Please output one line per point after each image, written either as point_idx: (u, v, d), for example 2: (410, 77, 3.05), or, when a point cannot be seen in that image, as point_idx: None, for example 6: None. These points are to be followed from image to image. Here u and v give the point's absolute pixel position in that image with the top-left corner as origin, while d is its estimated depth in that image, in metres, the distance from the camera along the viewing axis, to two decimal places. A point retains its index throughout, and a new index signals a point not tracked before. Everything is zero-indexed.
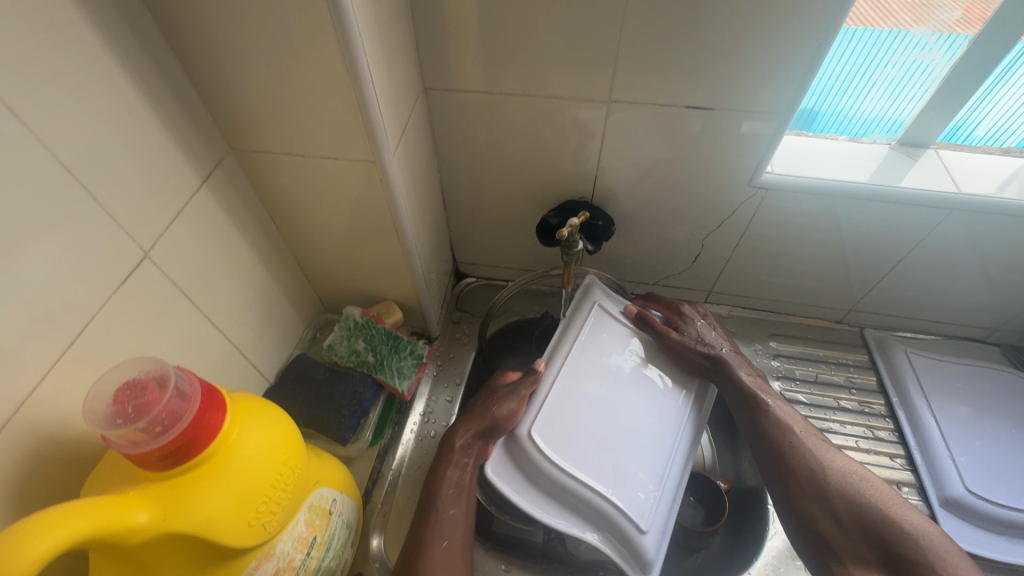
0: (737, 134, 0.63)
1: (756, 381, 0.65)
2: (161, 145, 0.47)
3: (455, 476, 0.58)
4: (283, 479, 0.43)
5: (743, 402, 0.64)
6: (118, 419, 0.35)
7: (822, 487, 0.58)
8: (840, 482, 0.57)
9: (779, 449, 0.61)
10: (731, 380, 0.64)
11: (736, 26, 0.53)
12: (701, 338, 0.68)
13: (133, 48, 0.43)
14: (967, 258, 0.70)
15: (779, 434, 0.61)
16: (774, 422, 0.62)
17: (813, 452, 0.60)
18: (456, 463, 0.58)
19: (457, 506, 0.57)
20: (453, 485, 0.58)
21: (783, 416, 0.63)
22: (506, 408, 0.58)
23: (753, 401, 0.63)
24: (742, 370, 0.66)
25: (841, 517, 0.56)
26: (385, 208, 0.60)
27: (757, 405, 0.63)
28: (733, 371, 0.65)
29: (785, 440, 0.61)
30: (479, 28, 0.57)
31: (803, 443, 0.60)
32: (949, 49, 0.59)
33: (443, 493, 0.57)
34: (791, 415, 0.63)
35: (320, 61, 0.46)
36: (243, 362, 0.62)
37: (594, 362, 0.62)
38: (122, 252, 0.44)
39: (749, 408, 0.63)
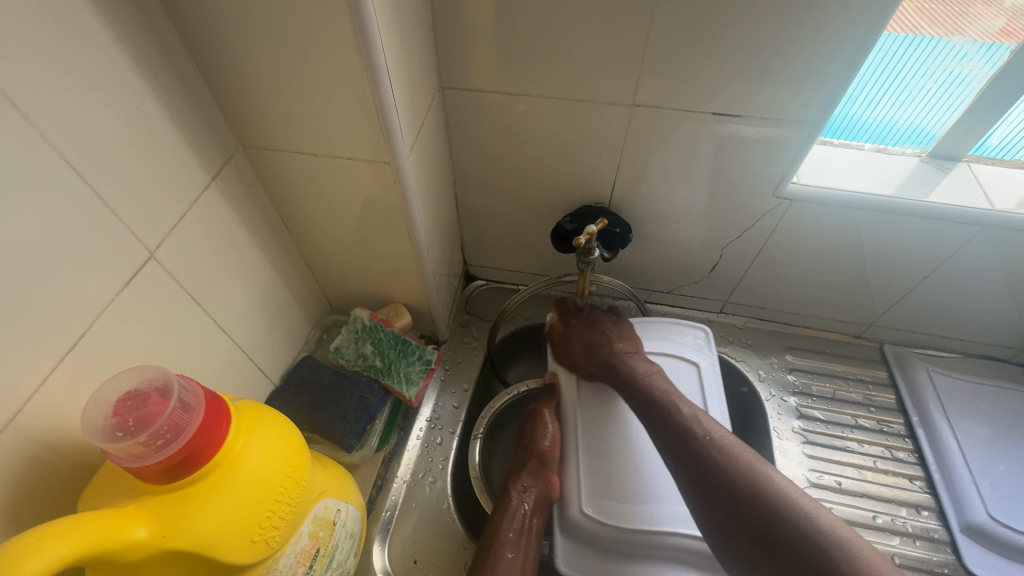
0: (763, 142, 0.60)
1: (657, 382, 0.61)
2: (170, 143, 0.45)
3: (516, 520, 0.58)
4: (287, 493, 0.42)
5: (637, 400, 0.61)
6: (118, 432, 0.34)
7: (727, 491, 0.51)
8: (749, 488, 0.51)
9: (682, 454, 0.55)
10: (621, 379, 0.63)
11: (768, 31, 0.51)
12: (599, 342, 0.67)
13: (143, 40, 0.41)
14: (996, 276, 0.68)
15: (679, 430, 0.56)
16: (677, 424, 0.57)
17: (718, 455, 0.53)
18: (515, 505, 0.59)
19: (516, 550, 0.56)
20: (514, 529, 0.57)
21: (685, 417, 0.57)
22: (544, 443, 0.64)
23: (648, 397, 0.60)
24: (633, 364, 0.64)
25: (751, 526, 0.49)
26: (398, 210, 0.58)
27: (655, 396, 0.60)
28: (630, 375, 0.63)
29: (688, 445, 0.55)
30: (499, 26, 0.55)
31: (709, 445, 0.54)
32: (988, 60, 0.57)
33: (504, 536, 0.57)
34: (698, 416, 0.57)
35: (335, 58, 0.44)
36: (249, 365, 0.61)
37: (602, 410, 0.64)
38: (126, 251, 0.43)
39: (643, 401, 0.60)
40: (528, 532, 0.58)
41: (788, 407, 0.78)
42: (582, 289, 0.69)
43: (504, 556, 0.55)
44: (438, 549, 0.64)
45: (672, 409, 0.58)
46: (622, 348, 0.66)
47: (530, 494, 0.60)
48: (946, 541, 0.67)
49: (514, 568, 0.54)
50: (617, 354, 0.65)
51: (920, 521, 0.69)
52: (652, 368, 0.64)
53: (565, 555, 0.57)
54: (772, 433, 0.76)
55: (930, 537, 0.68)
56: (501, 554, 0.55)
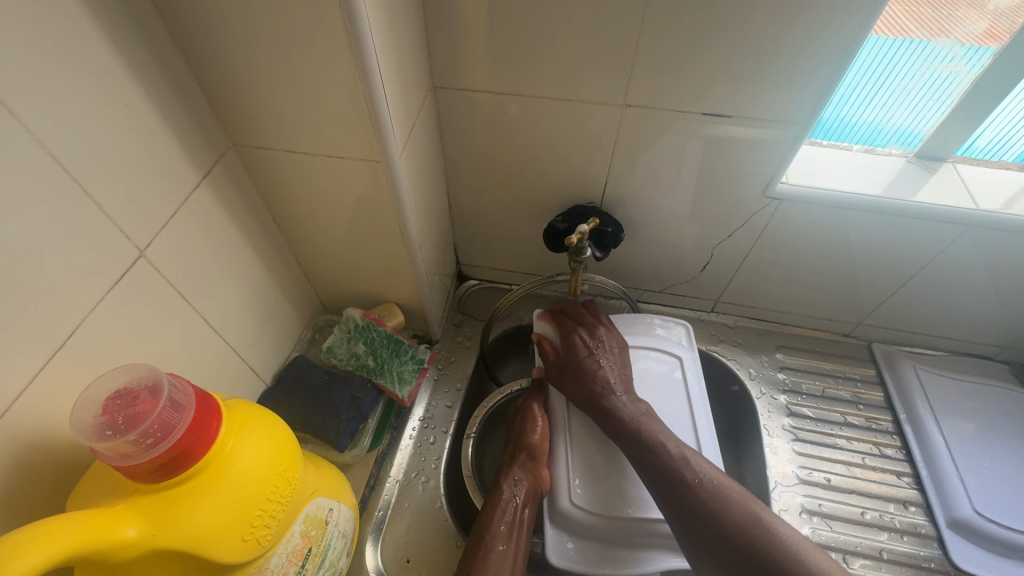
0: (753, 143, 0.61)
1: (646, 424, 0.58)
2: (161, 141, 0.45)
3: (507, 513, 0.58)
4: (278, 492, 0.42)
5: (625, 446, 0.58)
6: (107, 431, 0.34)
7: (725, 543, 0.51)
8: (744, 539, 0.50)
9: (675, 504, 0.54)
10: (609, 422, 0.60)
11: (757, 32, 0.52)
12: (587, 376, 0.63)
13: (134, 39, 0.41)
14: (980, 275, 0.69)
15: (671, 475, 0.55)
16: (665, 459, 0.56)
17: (711, 504, 0.53)
18: (506, 500, 0.59)
19: (507, 543, 0.56)
20: (506, 522, 0.58)
21: (676, 458, 0.56)
22: (535, 438, 0.64)
23: (637, 443, 0.58)
24: (622, 405, 0.60)
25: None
26: (390, 209, 0.58)
27: (642, 445, 0.57)
28: (618, 416, 0.60)
29: (683, 494, 0.54)
30: (491, 26, 0.55)
31: (700, 491, 0.53)
32: (973, 61, 0.58)
33: (495, 529, 0.57)
34: (688, 460, 0.56)
35: (327, 58, 0.44)
36: (240, 365, 0.60)
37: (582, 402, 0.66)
38: (117, 250, 0.42)
39: (632, 447, 0.58)
40: (518, 523, 0.58)
41: (778, 405, 0.79)
42: (575, 288, 0.70)
43: (495, 551, 0.55)
44: (431, 549, 0.64)
45: (662, 454, 0.56)
46: (612, 382, 0.62)
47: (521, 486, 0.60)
48: (933, 536, 0.68)
49: (504, 562, 0.55)
50: (607, 394, 0.61)
51: (908, 516, 0.70)
52: (641, 409, 0.60)
53: (558, 547, 0.58)
54: (763, 431, 0.77)
55: (917, 532, 0.69)
56: (493, 547, 0.55)
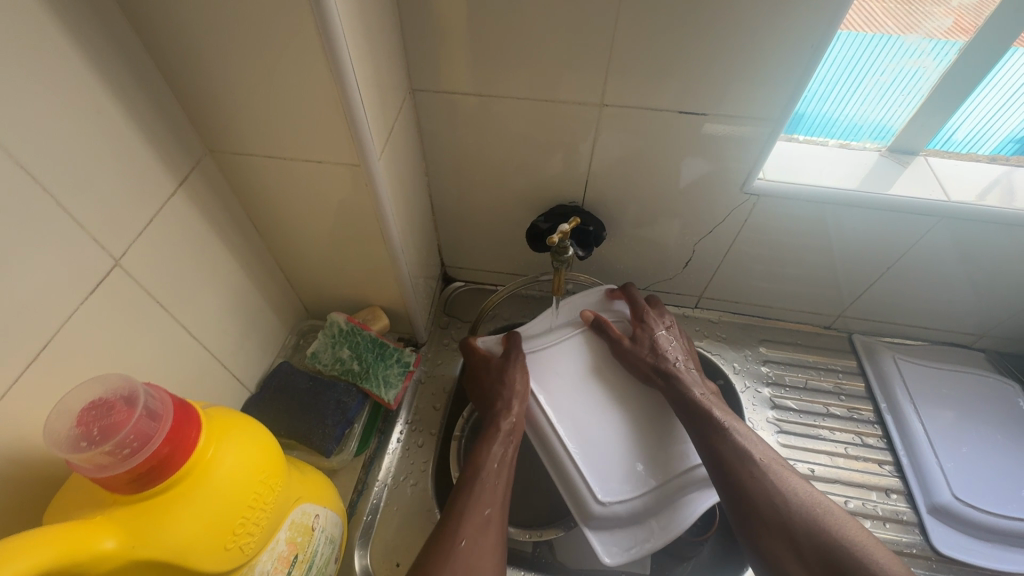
0: (730, 140, 0.62)
1: (713, 407, 0.63)
2: (133, 148, 0.44)
3: (497, 454, 0.61)
4: (261, 499, 0.41)
5: (691, 417, 0.63)
6: (82, 442, 0.33)
7: (782, 516, 0.55)
8: (805, 514, 0.54)
9: (735, 480, 0.58)
10: (676, 395, 0.64)
11: (729, 30, 0.52)
12: (657, 349, 0.68)
13: (104, 47, 0.41)
14: (954, 265, 0.70)
15: (733, 450, 0.59)
16: (733, 449, 0.59)
17: (775, 484, 0.57)
18: (500, 439, 0.62)
19: (498, 477, 0.59)
20: (495, 460, 0.60)
21: (747, 441, 0.60)
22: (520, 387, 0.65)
23: (703, 419, 0.62)
24: (691, 382, 0.65)
25: (805, 554, 0.53)
26: (371, 213, 0.58)
27: (715, 435, 0.60)
28: (682, 387, 0.65)
29: (746, 470, 0.58)
30: (468, 28, 0.56)
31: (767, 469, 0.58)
32: (939, 57, 0.59)
33: (488, 466, 0.60)
34: (751, 439, 0.61)
35: (302, 62, 0.44)
36: (222, 372, 0.60)
37: (565, 394, 0.67)
38: (91, 260, 0.42)
39: (700, 425, 0.62)
40: (495, 487, 0.58)
41: (762, 398, 0.80)
42: (558, 287, 0.70)
43: (475, 509, 0.55)
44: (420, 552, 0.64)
45: (731, 443, 0.60)
46: (679, 361, 0.68)
47: (502, 437, 0.62)
48: (914, 523, 0.70)
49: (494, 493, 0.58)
50: (677, 368, 0.66)
51: (889, 504, 0.71)
52: (707, 391, 0.65)
53: (604, 547, 0.61)
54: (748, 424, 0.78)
55: (899, 519, 0.70)
56: (479, 510, 0.55)
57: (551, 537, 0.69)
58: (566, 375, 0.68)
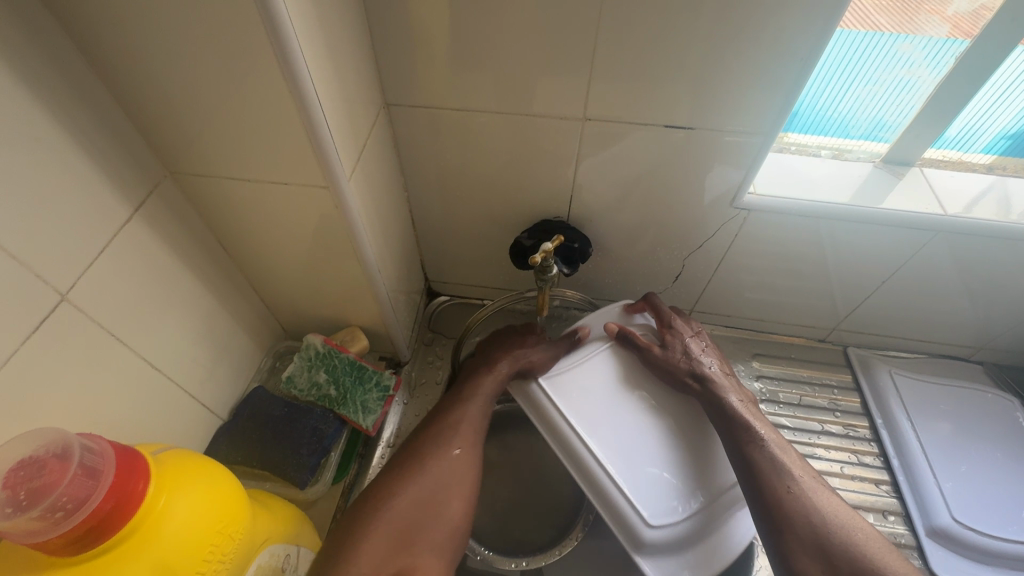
0: (719, 154, 0.60)
1: (751, 418, 0.60)
2: (81, 175, 0.42)
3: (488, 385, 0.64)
4: (220, 549, 0.39)
5: (732, 428, 0.60)
6: (8, 508, 0.30)
7: (819, 535, 0.53)
8: (842, 536, 0.53)
9: (772, 497, 0.55)
10: (714, 405, 0.62)
11: (715, 42, 0.50)
12: (690, 355, 0.65)
13: (43, 70, 0.38)
14: (951, 278, 0.68)
15: (772, 465, 0.57)
16: (774, 466, 0.57)
17: (810, 502, 0.55)
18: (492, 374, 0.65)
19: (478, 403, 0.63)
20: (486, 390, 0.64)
21: (782, 453, 0.58)
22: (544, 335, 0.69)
23: (745, 433, 0.59)
24: (728, 388, 0.63)
25: None
26: (344, 233, 0.55)
27: (761, 449, 0.58)
28: (718, 395, 0.62)
29: (785, 486, 0.56)
30: (442, 41, 0.53)
31: (802, 488, 0.56)
32: (935, 67, 0.57)
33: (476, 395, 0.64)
34: (788, 455, 0.58)
35: (260, 83, 0.41)
36: (190, 403, 0.57)
37: (599, 407, 0.62)
38: (33, 298, 0.39)
39: (746, 440, 0.59)
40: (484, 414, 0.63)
41: None
42: (544, 306, 0.68)
43: (467, 425, 0.61)
44: None
45: (773, 457, 0.57)
46: (714, 366, 0.65)
47: (509, 359, 0.66)
48: (913, 546, 0.67)
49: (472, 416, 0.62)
50: (711, 373, 0.64)
51: (887, 526, 0.69)
52: (743, 398, 0.63)
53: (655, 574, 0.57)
54: None
55: (898, 542, 0.68)
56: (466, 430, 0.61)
57: (539, 564, 0.68)
58: (598, 391, 0.63)
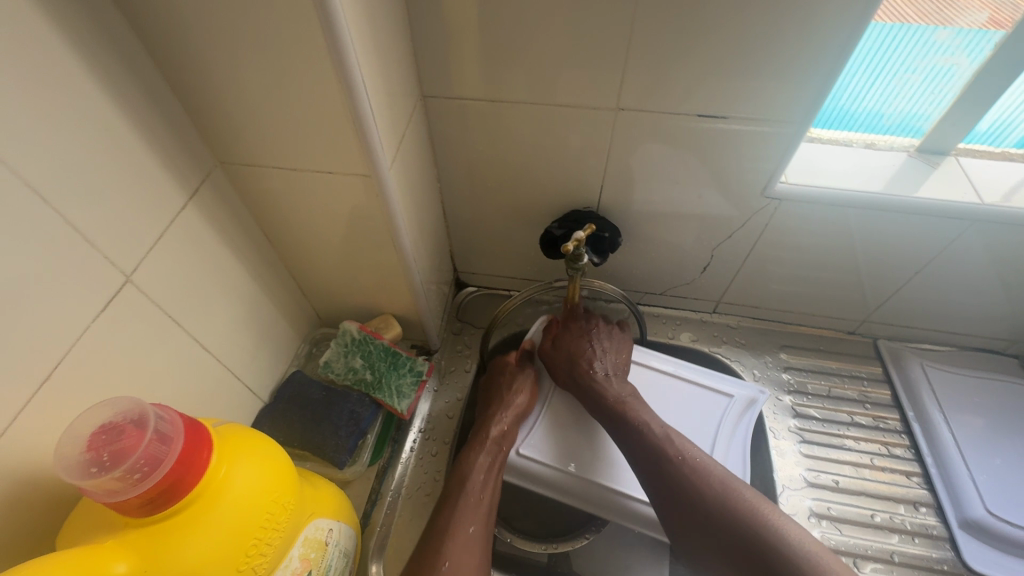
0: (748, 144, 0.60)
1: (629, 405, 0.63)
2: (143, 164, 0.44)
3: (482, 468, 0.60)
4: (274, 519, 0.41)
5: (611, 425, 0.63)
6: (92, 468, 0.33)
7: (697, 507, 0.54)
8: (720, 505, 0.53)
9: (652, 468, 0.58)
10: (597, 405, 0.65)
11: (749, 31, 0.50)
12: (581, 358, 0.68)
13: (111, 63, 0.40)
14: (987, 268, 0.67)
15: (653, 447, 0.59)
16: (651, 444, 0.59)
17: (691, 473, 0.56)
18: (482, 451, 0.62)
19: (483, 492, 0.59)
20: (480, 474, 0.60)
21: (659, 436, 0.60)
22: (518, 401, 0.68)
23: (616, 420, 0.63)
24: (608, 385, 0.66)
25: (722, 542, 0.52)
26: (382, 221, 0.57)
27: (628, 430, 0.61)
28: (605, 396, 0.65)
29: (660, 460, 0.58)
30: (479, 32, 0.54)
31: (682, 466, 0.57)
32: (974, 53, 0.56)
33: (472, 478, 0.59)
34: (669, 437, 0.59)
35: (310, 75, 0.43)
36: (235, 384, 0.60)
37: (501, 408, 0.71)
38: (101, 277, 0.42)
39: (616, 425, 0.62)
40: (482, 496, 0.58)
41: (784, 406, 0.78)
42: (574, 295, 0.69)
43: (461, 522, 0.55)
44: None
45: (647, 434, 0.60)
46: (601, 363, 0.68)
47: (492, 437, 0.64)
48: (945, 537, 0.67)
49: (474, 507, 0.57)
50: (595, 372, 0.67)
51: (918, 518, 0.69)
52: (627, 391, 0.66)
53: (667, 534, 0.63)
54: (769, 433, 0.75)
55: (929, 533, 0.68)
56: (464, 526, 0.55)
57: (567, 548, 0.69)
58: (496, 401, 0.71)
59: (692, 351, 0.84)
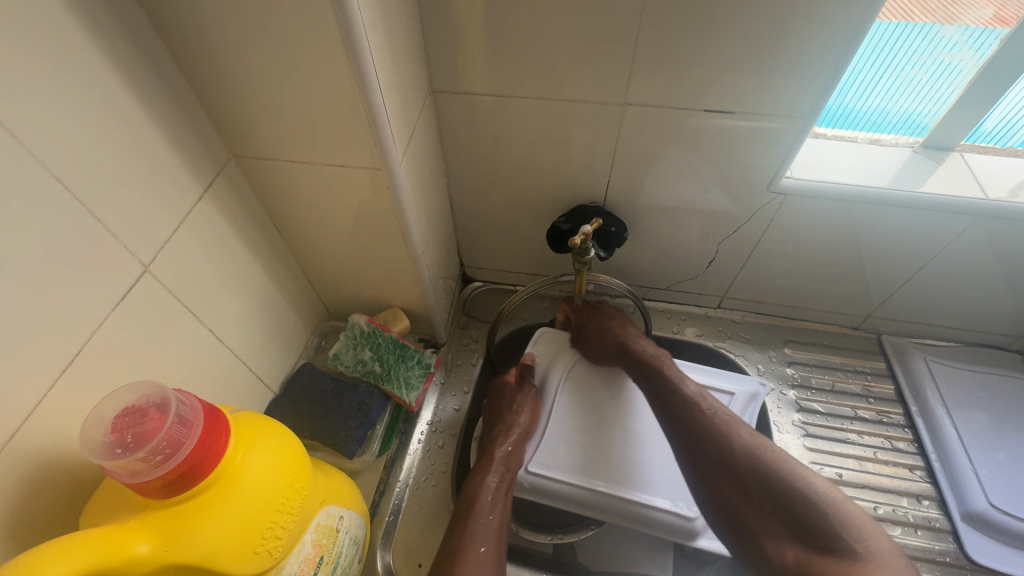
0: (753, 139, 0.60)
1: (664, 364, 0.65)
2: (161, 157, 0.45)
3: (490, 489, 0.59)
4: (288, 503, 0.42)
5: (648, 382, 0.64)
6: (117, 449, 0.34)
7: (726, 457, 0.54)
8: (747, 456, 0.53)
9: (683, 421, 0.58)
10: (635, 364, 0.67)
11: (756, 27, 0.51)
12: (613, 324, 0.72)
13: (131, 57, 0.41)
14: (990, 264, 0.68)
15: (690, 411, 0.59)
16: (683, 399, 0.60)
17: (720, 427, 0.56)
18: (492, 472, 0.61)
19: (494, 513, 0.57)
20: (489, 493, 0.58)
21: (691, 392, 0.61)
22: (523, 420, 0.67)
23: (655, 374, 0.64)
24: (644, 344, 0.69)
25: (751, 493, 0.51)
26: (392, 215, 0.58)
27: (663, 380, 0.63)
28: (641, 355, 0.67)
29: (690, 414, 0.58)
30: (489, 28, 0.55)
31: (712, 418, 0.57)
32: (979, 49, 0.56)
33: (481, 499, 0.58)
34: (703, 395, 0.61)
35: (323, 69, 0.44)
36: (247, 374, 0.61)
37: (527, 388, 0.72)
38: (119, 266, 0.43)
39: (653, 374, 0.64)
40: (492, 516, 0.56)
41: (787, 400, 0.78)
42: (580, 289, 0.69)
43: (472, 541, 0.53)
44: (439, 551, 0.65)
45: (679, 388, 0.61)
46: (630, 332, 0.71)
47: (499, 459, 0.63)
48: (947, 530, 0.68)
49: (490, 528, 0.55)
50: (628, 337, 0.70)
51: (921, 510, 0.69)
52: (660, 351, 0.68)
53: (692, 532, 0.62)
54: (773, 427, 0.76)
55: (931, 526, 0.68)
56: (473, 546, 0.52)
57: (572, 539, 0.70)
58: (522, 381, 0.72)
59: (696, 346, 0.84)
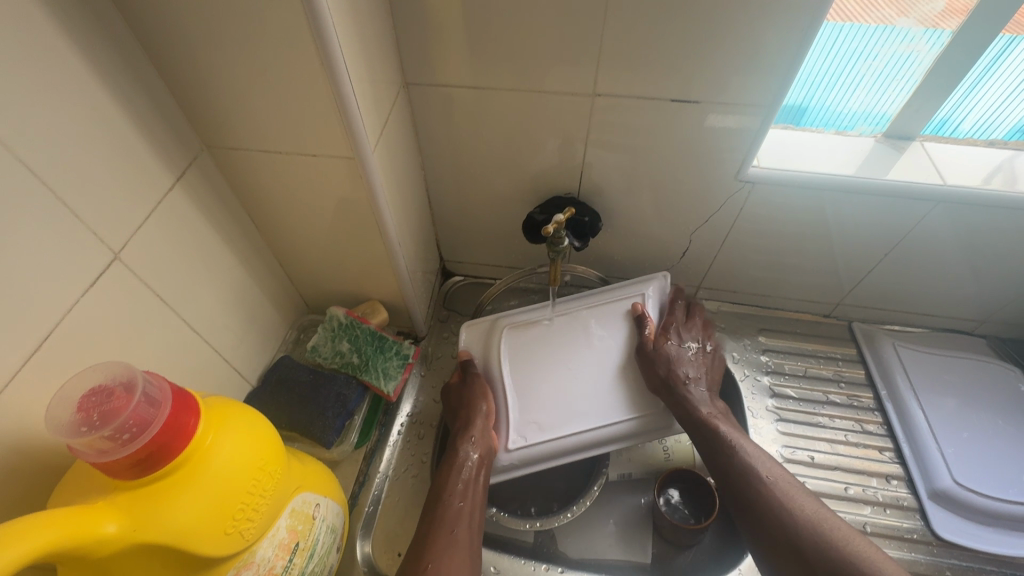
0: (720, 129, 0.62)
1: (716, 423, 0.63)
2: (131, 145, 0.45)
3: (463, 472, 0.60)
4: (260, 486, 0.42)
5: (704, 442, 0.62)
6: (82, 427, 0.34)
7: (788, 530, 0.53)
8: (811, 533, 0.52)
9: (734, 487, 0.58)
10: (687, 410, 0.63)
11: (719, 18, 0.52)
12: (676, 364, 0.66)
13: (99, 46, 0.41)
14: (953, 250, 0.70)
15: (720, 442, 0.61)
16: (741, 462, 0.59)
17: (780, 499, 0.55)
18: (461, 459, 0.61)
19: (464, 499, 0.58)
20: (461, 480, 0.59)
21: (747, 454, 0.59)
22: (483, 407, 0.65)
23: (710, 435, 0.62)
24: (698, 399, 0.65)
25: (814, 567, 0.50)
26: (366, 205, 0.58)
27: (714, 444, 0.61)
28: (691, 409, 0.63)
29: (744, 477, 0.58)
30: (460, 21, 0.56)
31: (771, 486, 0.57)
32: (932, 42, 0.59)
33: (451, 487, 0.58)
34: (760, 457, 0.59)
35: (292, 58, 0.45)
36: (223, 366, 0.61)
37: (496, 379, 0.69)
38: (88, 254, 0.43)
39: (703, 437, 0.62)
40: (465, 501, 0.57)
41: (762, 386, 0.80)
42: (555, 278, 0.70)
43: (445, 526, 0.55)
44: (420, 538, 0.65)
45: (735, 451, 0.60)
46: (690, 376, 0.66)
47: (467, 443, 0.62)
48: (915, 508, 0.70)
49: (461, 514, 0.56)
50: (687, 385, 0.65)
51: (890, 490, 0.71)
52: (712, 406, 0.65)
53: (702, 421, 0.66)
54: (747, 412, 0.78)
55: (900, 504, 0.70)
56: (445, 530, 0.54)
57: (551, 525, 0.69)
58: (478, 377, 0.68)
59: None
